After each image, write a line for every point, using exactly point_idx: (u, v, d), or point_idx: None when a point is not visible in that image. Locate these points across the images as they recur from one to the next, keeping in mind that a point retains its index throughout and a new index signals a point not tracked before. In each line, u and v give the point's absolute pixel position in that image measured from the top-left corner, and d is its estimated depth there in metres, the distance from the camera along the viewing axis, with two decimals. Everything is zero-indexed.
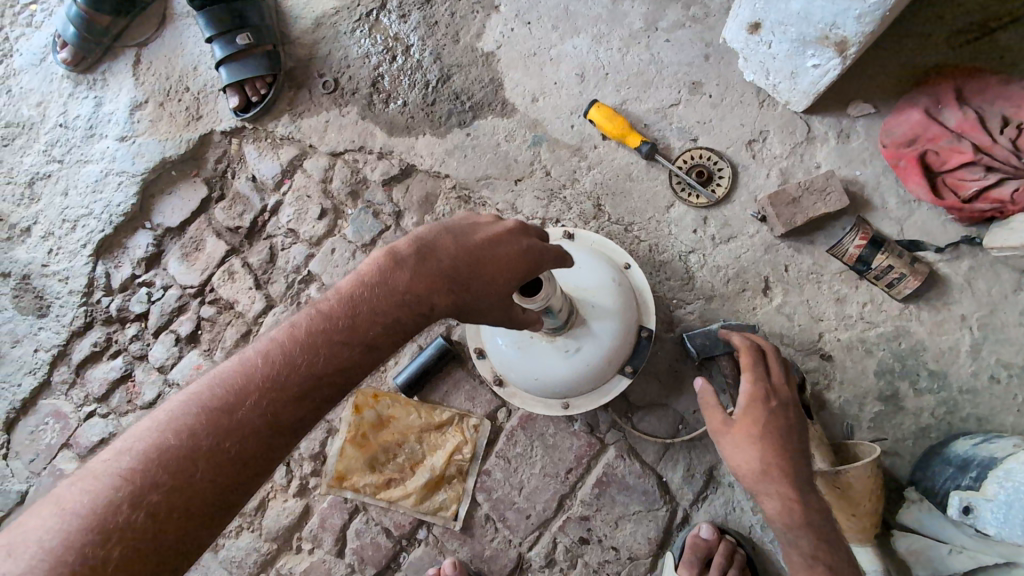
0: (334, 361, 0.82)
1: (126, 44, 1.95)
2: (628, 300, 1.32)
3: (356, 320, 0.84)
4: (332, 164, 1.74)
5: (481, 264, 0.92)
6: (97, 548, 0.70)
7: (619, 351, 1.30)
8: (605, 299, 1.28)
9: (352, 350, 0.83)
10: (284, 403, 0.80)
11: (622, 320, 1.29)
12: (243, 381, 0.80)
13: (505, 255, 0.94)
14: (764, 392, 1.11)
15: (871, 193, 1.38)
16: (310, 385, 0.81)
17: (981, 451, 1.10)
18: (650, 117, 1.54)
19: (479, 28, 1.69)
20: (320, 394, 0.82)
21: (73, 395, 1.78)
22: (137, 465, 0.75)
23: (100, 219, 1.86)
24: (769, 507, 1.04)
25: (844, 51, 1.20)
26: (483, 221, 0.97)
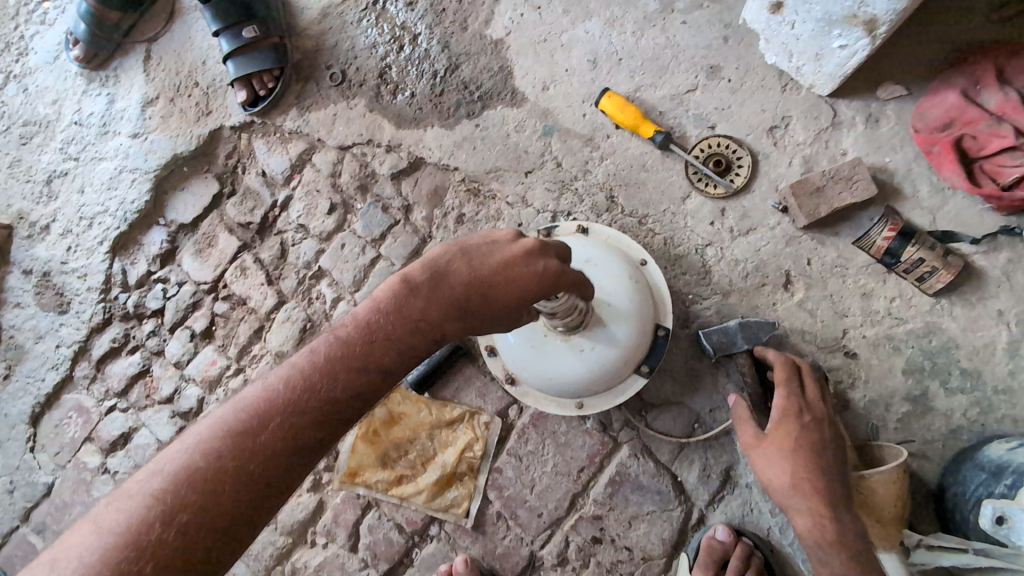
0: (353, 386, 0.82)
1: (136, 39, 1.95)
2: (645, 298, 1.28)
3: (373, 347, 0.83)
4: (340, 158, 1.72)
5: (494, 290, 0.87)
6: (130, 565, 0.70)
7: (635, 351, 1.26)
8: (621, 298, 1.24)
9: (369, 376, 0.83)
10: (306, 428, 0.79)
11: (637, 318, 1.25)
12: (265, 405, 0.79)
13: (522, 282, 0.88)
14: (797, 406, 1.11)
15: (901, 181, 1.31)
16: (330, 410, 0.81)
17: (1017, 457, 1.03)
18: (666, 105, 1.47)
19: (487, 14, 1.64)
20: (340, 419, 0.82)
21: (94, 390, 1.82)
22: (167, 485, 0.75)
23: (116, 216, 1.87)
24: (798, 523, 1.05)
25: (873, 31, 1.12)
26: (498, 237, 0.91)
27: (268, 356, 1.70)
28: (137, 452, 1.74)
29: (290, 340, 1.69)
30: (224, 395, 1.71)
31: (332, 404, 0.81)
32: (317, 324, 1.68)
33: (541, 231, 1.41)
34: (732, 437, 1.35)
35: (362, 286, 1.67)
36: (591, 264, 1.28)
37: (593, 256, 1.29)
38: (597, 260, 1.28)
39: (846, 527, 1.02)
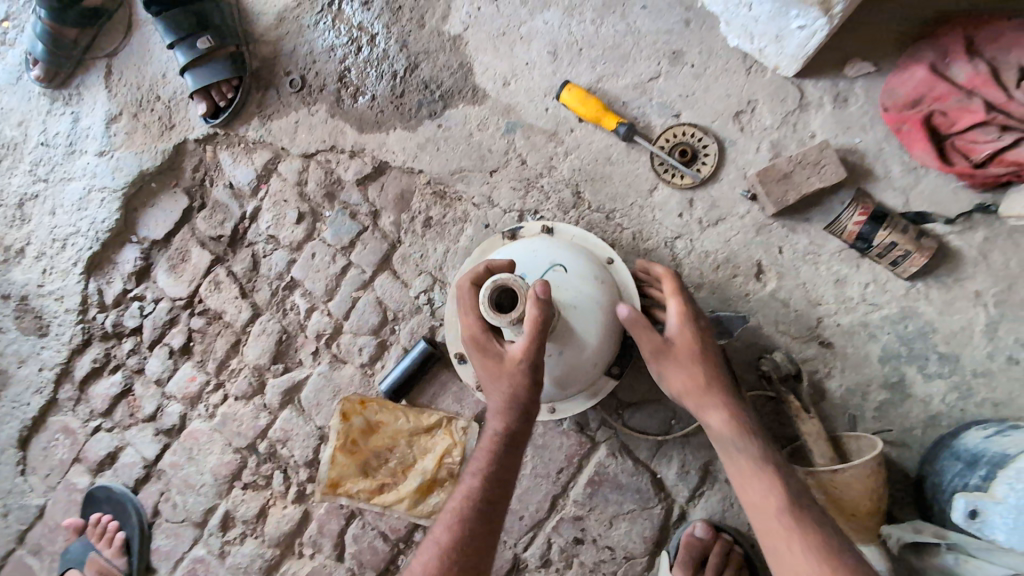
0: (475, 500, 1.03)
1: (96, 56, 1.92)
2: (611, 298, 1.23)
3: (474, 468, 1.07)
4: (305, 166, 1.69)
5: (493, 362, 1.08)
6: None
7: (604, 354, 1.22)
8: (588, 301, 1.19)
9: (481, 483, 1.05)
10: (459, 544, 1.00)
11: (604, 320, 1.20)
12: (421, 554, 1.01)
13: (476, 347, 1.09)
14: (694, 311, 1.10)
15: (872, 161, 1.26)
16: (476, 525, 1.02)
17: (991, 446, 1.00)
18: (628, 95, 1.43)
19: (444, 9, 1.60)
20: (483, 522, 1.02)
21: (79, 411, 1.83)
22: None
23: (88, 236, 1.86)
24: (713, 419, 1.02)
25: (829, 10, 1.06)
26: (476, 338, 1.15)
27: (246, 370, 1.70)
28: (125, 471, 1.76)
29: (266, 353, 1.68)
30: (205, 411, 1.72)
31: (474, 521, 1.02)
32: (293, 335, 1.67)
33: (506, 232, 1.37)
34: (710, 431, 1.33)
35: (334, 295, 1.65)
36: (554, 267, 1.22)
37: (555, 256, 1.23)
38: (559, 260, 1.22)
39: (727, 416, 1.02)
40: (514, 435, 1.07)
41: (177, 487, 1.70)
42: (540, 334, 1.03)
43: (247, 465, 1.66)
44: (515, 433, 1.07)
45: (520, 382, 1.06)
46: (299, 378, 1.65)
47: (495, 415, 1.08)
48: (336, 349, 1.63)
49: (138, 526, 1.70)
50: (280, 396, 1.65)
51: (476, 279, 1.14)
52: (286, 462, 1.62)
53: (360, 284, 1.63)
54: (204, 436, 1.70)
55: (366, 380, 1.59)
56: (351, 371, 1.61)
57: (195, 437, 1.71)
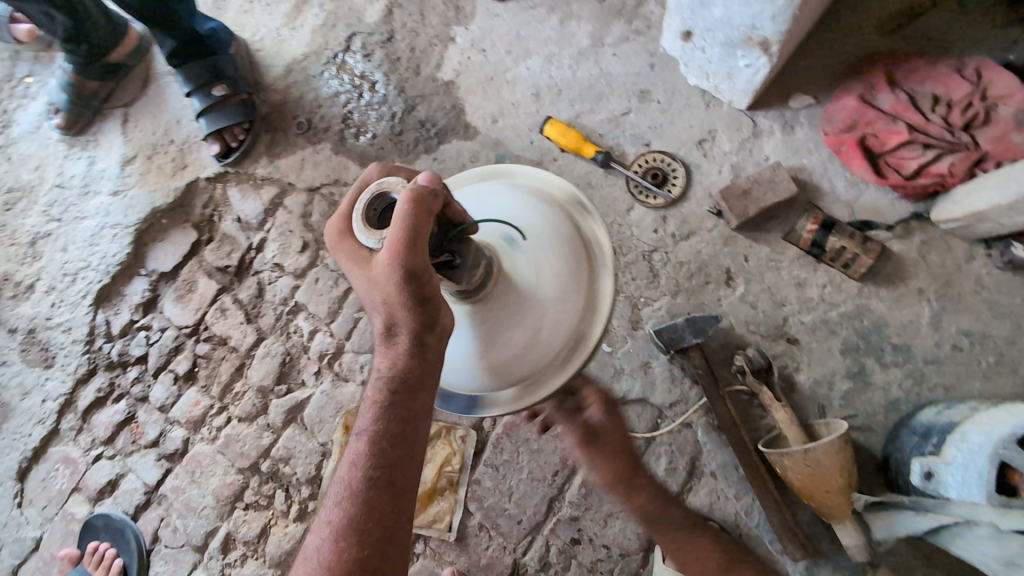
0: (370, 453, 0.89)
1: (114, 105, 2.08)
2: (573, 266, 1.04)
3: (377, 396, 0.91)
4: (310, 199, 1.83)
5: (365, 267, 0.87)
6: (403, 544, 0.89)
7: (552, 334, 1.00)
8: (541, 260, 1.02)
9: (373, 437, 0.90)
10: (370, 483, 0.88)
11: (553, 289, 1.01)
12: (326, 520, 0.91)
13: (350, 257, 0.89)
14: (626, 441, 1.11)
15: (819, 179, 1.44)
16: (380, 481, 0.89)
17: (941, 418, 1.11)
18: (604, 128, 1.61)
19: (438, 59, 1.79)
20: (386, 479, 0.89)
21: (80, 440, 1.85)
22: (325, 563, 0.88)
23: (98, 270, 1.95)
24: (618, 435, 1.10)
25: (768, 50, 1.25)
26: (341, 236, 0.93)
27: (250, 392, 1.76)
28: (125, 498, 1.77)
29: (270, 375, 1.76)
30: (209, 434, 1.76)
31: (376, 476, 0.89)
32: (296, 357, 1.75)
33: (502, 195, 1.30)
34: (694, 428, 1.41)
35: (337, 317, 1.75)
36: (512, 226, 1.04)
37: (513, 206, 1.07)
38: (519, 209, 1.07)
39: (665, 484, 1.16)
40: (404, 373, 0.90)
41: (178, 512, 1.72)
42: (412, 229, 0.78)
43: (249, 485, 1.69)
44: (405, 370, 0.90)
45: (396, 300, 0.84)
46: (302, 397, 1.72)
47: (382, 350, 0.92)
48: (338, 368, 1.71)
49: (136, 553, 1.70)
50: (284, 416, 1.71)
51: (365, 181, 0.95)
52: (288, 480, 1.67)
53: (361, 305, 1.74)
54: (207, 459, 1.74)
55: None
56: (352, 388, 1.68)
57: (198, 460, 1.75)
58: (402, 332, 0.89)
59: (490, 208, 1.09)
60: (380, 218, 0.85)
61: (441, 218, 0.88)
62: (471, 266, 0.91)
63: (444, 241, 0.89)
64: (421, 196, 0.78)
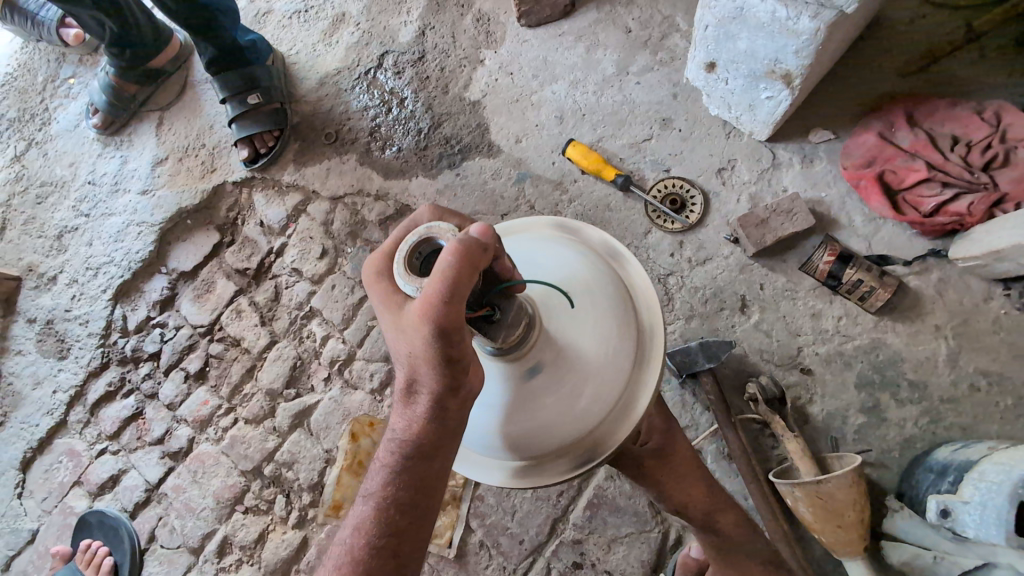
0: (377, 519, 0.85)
1: (151, 109, 2.16)
2: (622, 334, 0.94)
3: (394, 447, 0.86)
4: (333, 208, 1.87)
5: (397, 313, 0.79)
6: None
7: (593, 410, 0.90)
8: (591, 320, 0.93)
9: (381, 503, 0.85)
10: (377, 537, 0.84)
11: (599, 350, 0.91)
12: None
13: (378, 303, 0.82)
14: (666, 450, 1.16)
15: (837, 212, 1.45)
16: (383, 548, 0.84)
17: (958, 456, 1.09)
18: (625, 152, 1.64)
19: (466, 79, 1.85)
20: (390, 550, 0.85)
21: (87, 433, 1.86)
22: None
23: (121, 265, 1.99)
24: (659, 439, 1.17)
25: (790, 83, 1.28)
26: (371, 272, 0.84)
27: (259, 394, 1.77)
28: (124, 495, 1.76)
29: (281, 378, 1.76)
30: (214, 434, 1.76)
31: (379, 544, 0.84)
32: (308, 362, 1.76)
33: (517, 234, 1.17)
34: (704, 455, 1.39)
35: (350, 324, 1.77)
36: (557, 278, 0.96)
37: (561, 261, 0.99)
38: (565, 263, 0.99)
39: (740, 524, 1.15)
40: (418, 440, 0.84)
41: (177, 512, 1.70)
42: (455, 289, 0.70)
43: (251, 489, 1.68)
44: (420, 437, 0.83)
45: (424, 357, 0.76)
46: (310, 402, 1.72)
47: (399, 409, 0.85)
48: (348, 375, 1.72)
49: (131, 552, 1.68)
50: (290, 420, 1.71)
51: (414, 221, 0.87)
52: (290, 486, 1.65)
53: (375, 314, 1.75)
54: (211, 459, 1.73)
55: (375, 405, 1.66)
56: (361, 396, 1.68)
57: (201, 460, 1.74)
58: (422, 395, 0.82)
59: (532, 260, 1.01)
60: (424, 263, 0.78)
61: (487, 272, 0.81)
62: (510, 323, 0.84)
63: (484, 295, 0.83)
64: (467, 248, 0.70)
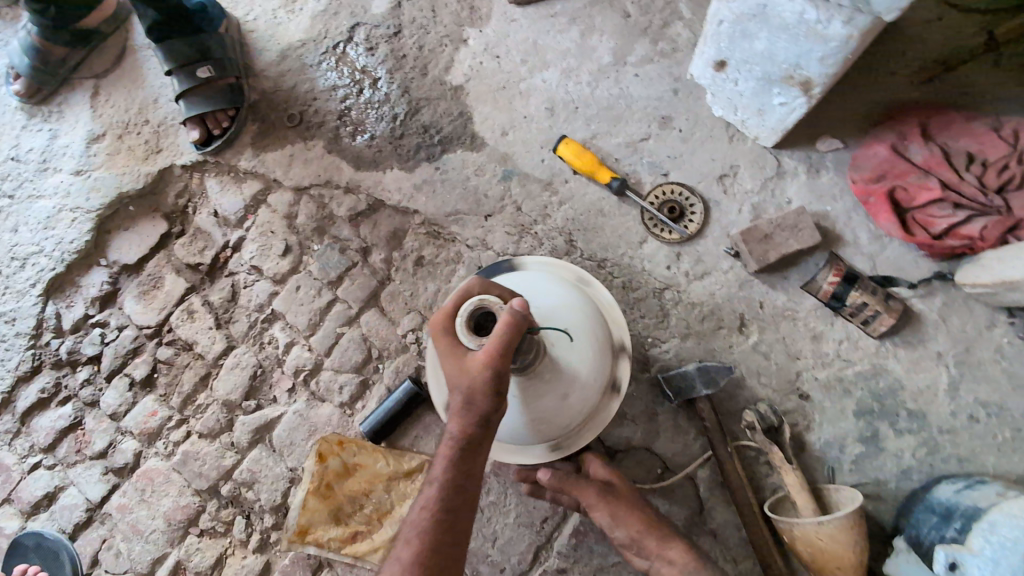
0: (435, 509, 0.94)
1: (84, 76, 1.89)
2: (602, 343, 1.16)
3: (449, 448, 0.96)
4: (297, 200, 1.68)
5: (460, 351, 0.94)
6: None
7: (586, 406, 1.14)
8: (584, 342, 1.12)
9: (439, 497, 0.95)
10: (435, 525, 0.93)
11: (594, 364, 1.13)
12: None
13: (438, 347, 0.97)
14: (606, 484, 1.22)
15: (843, 228, 1.37)
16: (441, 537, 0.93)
17: (963, 500, 1.05)
18: (621, 152, 1.51)
19: (448, 61, 1.67)
20: (447, 537, 0.94)
21: (17, 445, 1.67)
22: None
23: (51, 256, 1.76)
24: (598, 479, 1.24)
25: (808, 91, 1.17)
26: (436, 319, 0.98)
27: (215, 405, 1.61)
28: (62, 514, 1.60)
29: (239, 389, 1.61)
30: (164, 448, 1.61)
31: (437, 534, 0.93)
32: (269, 371, 1.61)
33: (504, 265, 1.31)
34: (696, 482, 1.33)
35: (317, 330, 1.62)
36: (552, 308, 1.13)
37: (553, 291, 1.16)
38: (558, 296, 1.15)
39: (688, 549, 1.10)
40: (471, 441, 0.96)
41: (124, 534, 1.56)
42: (509, 343, 0.91)
43: (206, 509, 1.54)
44: (472, 438, 0.96)
45: (477, 389, 0.91)
46: (271, 416, 1.57)
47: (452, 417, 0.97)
48: (315, 387, 1.58)
49: None
50: (250, 435, 1.57)
51: (466, 289, 1.01)
52: (250, 507, 1.52)
53: (345, 320, 1.60)
54: (161, 476, 1.58)
55: (344, 421, 1.54)
56: (329, 410, 1.55)
57: (149, 477, 1.59)
58: (474, 411, 0.94)
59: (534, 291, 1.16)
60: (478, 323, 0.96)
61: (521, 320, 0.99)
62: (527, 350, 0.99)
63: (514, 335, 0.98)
64: (517, 320, 0.92)
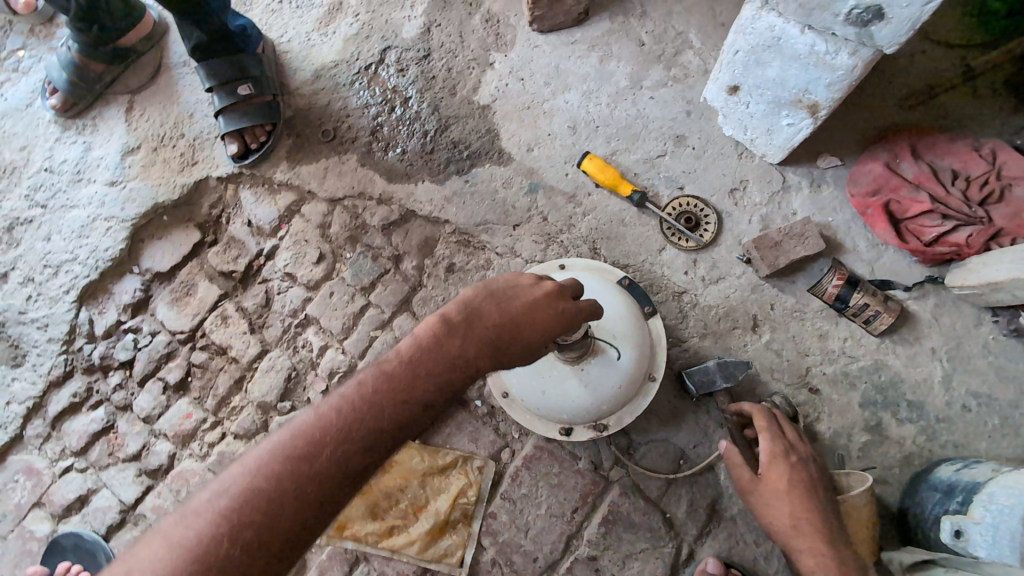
0: (347, 425, 0.83)
1: (118, 91, 1.96)
2: (643, 341, 1.37)
3: (406, 382, 0.86)
4: (330, 210, 1.77)
5: (521, 319, 0.93)
6: (301, 515, 0.79)
7: (623, 393, 1.34)
8: (626, 338, 1.34)
9: (357, 419, 0.83)
10: (335, 450, 0.81)
11: (634, 358, 1.34)
12: (254, 458, 0.81)
13: (522, 300, 0.94)
14: (783, 448, 1.23)
15: (843, 237, 1.51)
16: (313, 485, 0.79)
17: (963, 476, 1.18)
18: (639, 168, 1.64)
19: (475, 82, 1.79)
20: (333, 471, 0.81)
21: (48, 449, 1.70)
22: (238, 503, 0.78)
23: (86, 264, 1.81)
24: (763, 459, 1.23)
25: (815, 113, 1.31)
26: (529, 281, 0.97)
27: (250, 407, 1.66)
28: (94, 516, 1.62)
29: (274, 390, 1.66)
30: (199, 450, 1.65)
31: (312, 479, 0.80)
32: (304, 373, 1.67)
33: (556, 263, 1.49)
34: (716, 470, 1.44)
35: (351, 334, 1.69)
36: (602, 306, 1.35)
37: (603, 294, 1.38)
38: (607, 297, 1.37)
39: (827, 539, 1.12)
40: (424, 393, 0.87)
41: None
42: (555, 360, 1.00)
43: None
44: (426, 392, 0.87)
45: (498, 356, 0.92)
46: None
47: (433, 351, 0.88)
48: None
49: None
50: None
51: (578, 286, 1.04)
52: None
53: (378, 324, 1.68)
54: (196, 477, 1.62)
55: None
56: None
57: (184, 478, 1.62)
58: (463, 369, 0.89)
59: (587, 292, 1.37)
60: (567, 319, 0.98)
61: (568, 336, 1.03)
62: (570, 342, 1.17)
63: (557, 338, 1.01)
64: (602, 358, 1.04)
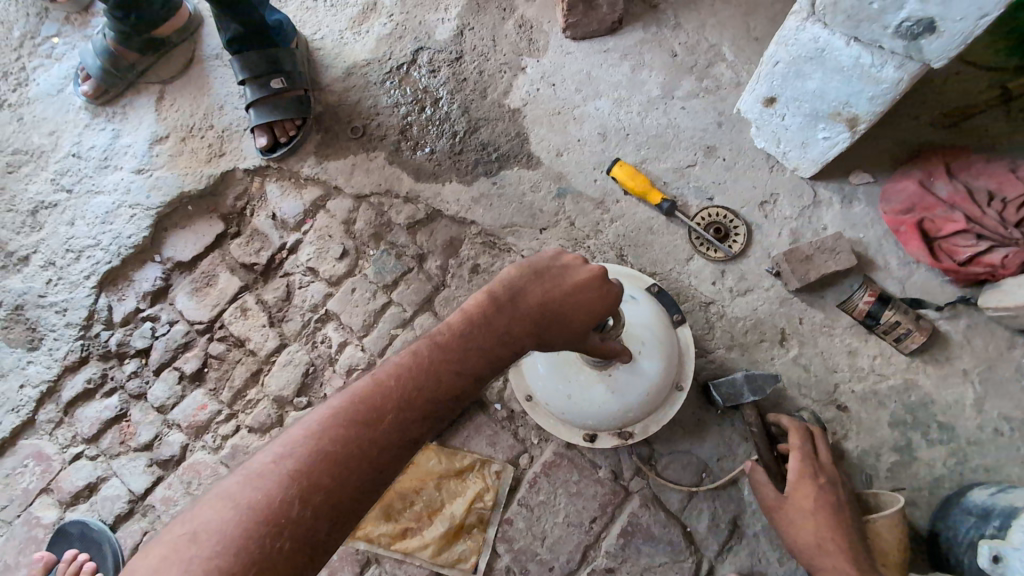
0: (405, 391, 0.84)
1: (149, 81, 1.98)
2: (672, 348, 1.35)
3: (460, 351, 0.88)
4: (356, 206, 1.77)
5: (564, 301, 0.94)
6: (363, 480, 0.80)
7: (652, 400, 1.32)
8: (657, 345, 1.31)
9: (414, 386, 0.85)
10: (392, 414, 0.83)
11: (663, 365, 1.32)
12: (307, 424, 0.82)
13: (568, 279, 0.95)
14: (813, 469, 1.21)
15: (874, 254, 1.49)
16: (372, 448, 0.81)
17: (1000, 501, 1.15)
18: (669, 177, 1.64)
19: (506, 86, 1.80)
20: (391, 433, 0.82)
21: (59, 435, 1.67)
22: (300, 467, 0.78)
23: (108, 250, 1.80)
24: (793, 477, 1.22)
25: (854, 127, 1.31)
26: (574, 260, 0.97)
27: (266, 401, 1.64)
28: (102, 505, 1.59)
29: (292, 385, 1.65)
30: (212, 442, 1.62)
31: (369, 442, 0.81)
32: (322, 369, 1.65)
33: None
34: (740, 486, 1.41)
35: (371, 331, 1.67)
36: (633, 312, 1.33)
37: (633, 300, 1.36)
38: (637, 303, 1.35)
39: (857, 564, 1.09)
40: (475, 363, 0.89)
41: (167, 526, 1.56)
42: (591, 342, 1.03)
43: None
44: (478, 362, 0.89)
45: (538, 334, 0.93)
46: None
47: (483, 326, 0.90)
48: None
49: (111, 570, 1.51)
50: None
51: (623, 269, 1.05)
52: None
53: (399, 322, 1.66)
54: (208, 470, 1.59)
55: None
56: None
57: (196, 470, 1.60)
58: (510, 345, 0.92)
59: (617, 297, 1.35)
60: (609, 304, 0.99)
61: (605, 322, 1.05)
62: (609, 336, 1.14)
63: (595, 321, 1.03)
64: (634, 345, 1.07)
